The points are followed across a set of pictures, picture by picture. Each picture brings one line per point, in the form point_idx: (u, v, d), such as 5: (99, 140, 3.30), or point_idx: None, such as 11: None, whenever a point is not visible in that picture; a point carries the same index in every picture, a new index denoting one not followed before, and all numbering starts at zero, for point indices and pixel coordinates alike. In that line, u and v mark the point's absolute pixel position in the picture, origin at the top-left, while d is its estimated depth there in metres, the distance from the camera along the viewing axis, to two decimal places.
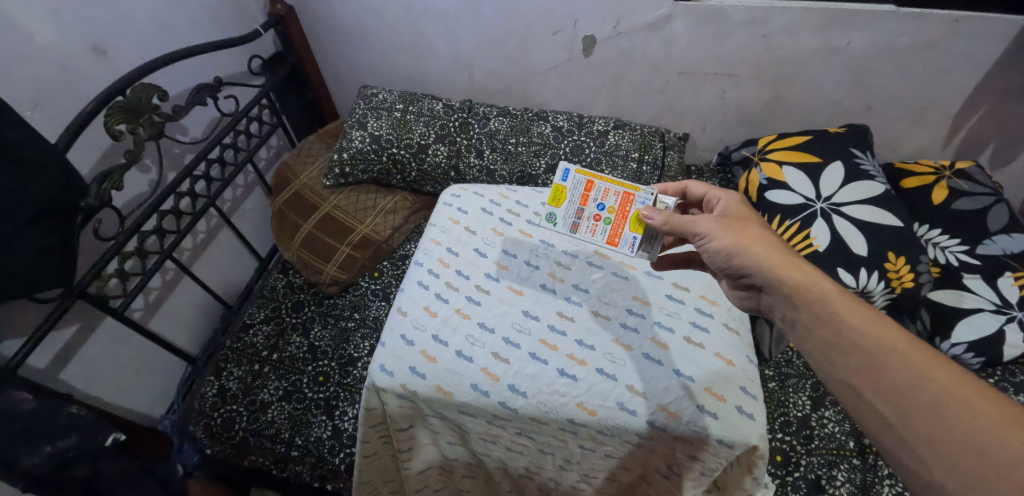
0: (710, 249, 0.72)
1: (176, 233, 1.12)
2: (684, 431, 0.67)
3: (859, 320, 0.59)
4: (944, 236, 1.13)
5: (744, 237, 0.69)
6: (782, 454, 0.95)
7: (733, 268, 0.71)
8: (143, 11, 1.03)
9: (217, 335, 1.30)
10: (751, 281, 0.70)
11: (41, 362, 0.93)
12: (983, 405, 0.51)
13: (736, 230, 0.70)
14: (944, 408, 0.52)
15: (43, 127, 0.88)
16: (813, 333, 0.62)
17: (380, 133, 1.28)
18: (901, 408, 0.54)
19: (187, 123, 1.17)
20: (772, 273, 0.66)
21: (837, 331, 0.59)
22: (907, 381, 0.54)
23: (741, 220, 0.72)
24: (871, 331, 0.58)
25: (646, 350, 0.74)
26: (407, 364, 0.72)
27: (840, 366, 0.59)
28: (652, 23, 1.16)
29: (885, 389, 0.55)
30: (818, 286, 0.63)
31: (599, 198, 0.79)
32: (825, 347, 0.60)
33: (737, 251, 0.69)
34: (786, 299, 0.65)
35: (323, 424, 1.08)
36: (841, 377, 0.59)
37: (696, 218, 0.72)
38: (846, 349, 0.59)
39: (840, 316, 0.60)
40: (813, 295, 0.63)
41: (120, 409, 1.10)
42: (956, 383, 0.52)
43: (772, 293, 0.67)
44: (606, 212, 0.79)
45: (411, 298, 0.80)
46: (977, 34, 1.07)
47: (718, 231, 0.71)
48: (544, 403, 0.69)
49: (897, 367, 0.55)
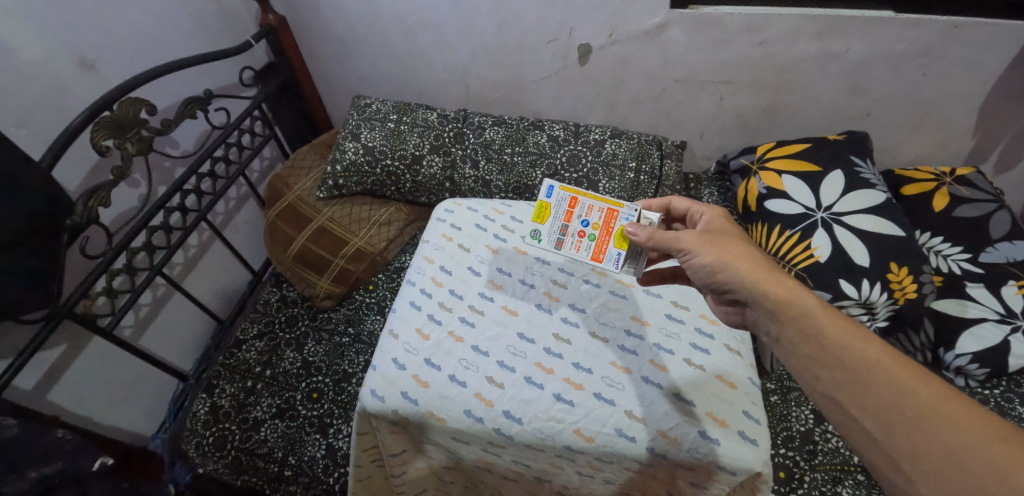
0: (694, 264, 0.69)
1: (166, 250, 1.10)
2: (686, 458, 0.65)
3: (842, 335, 0.57)
4: (947, 244, 1.11)
5: (728, 252, 0.67)
6: (785, 470, 0.93)
7: (718, 284, 0.68)
8: (131, 24, 1.01)
9: (210, 351, 1.29)
10: (737, 298, 0.66)
11: (27, 383, 0.91)
12: (969, 421, 0.48)
13: (719, 245, 0.67)
14: (929, 424, 0.49)
15: (28, 144, 0.86)
16: (798, 349, 0.60)
17: (374, 144, 1.26)
18: (886, 424, 0.51)
19: (177, 137, 1.15)
20: (756, 289, 0.63)
21: (820, 346, 0.58)
22: (891, 397, 0.52)
23: (724, 235, 0.69)
24: (854, 345, 0.56)
25: (645, 373, 0.72)
26: (399, 388, 0.70)
27: (825, 382, 0.56)
28: (648, 31, 1.15)
29: (869, 405, 0.53)
30: (803, 301, 0.61)
31: (583, 215, 0.78)
32: (809, 363, 0.58)
33: (720, 267, 0.67)
34: (771, 314, 0.62)
35: (317, 442, 1.05)
36: (825, 393, 0.56)
37: (678, 233, 0.70)
38: (830, 363, 0.56)
39: (824, 331, 0.58)
40: (798, 311, 0.60)
41: (111, 429, 1.08)
42: (941, 399, 0.50)
43: (758, 310, 0.64)
44: (589, 229, 0.77)
45: (404, 319, 0.78)
46: (977, 40, 1.06)
47: (700, 246, 0.68)
48: (540, 430, 0.67)
49: (879, 382, 0.53)
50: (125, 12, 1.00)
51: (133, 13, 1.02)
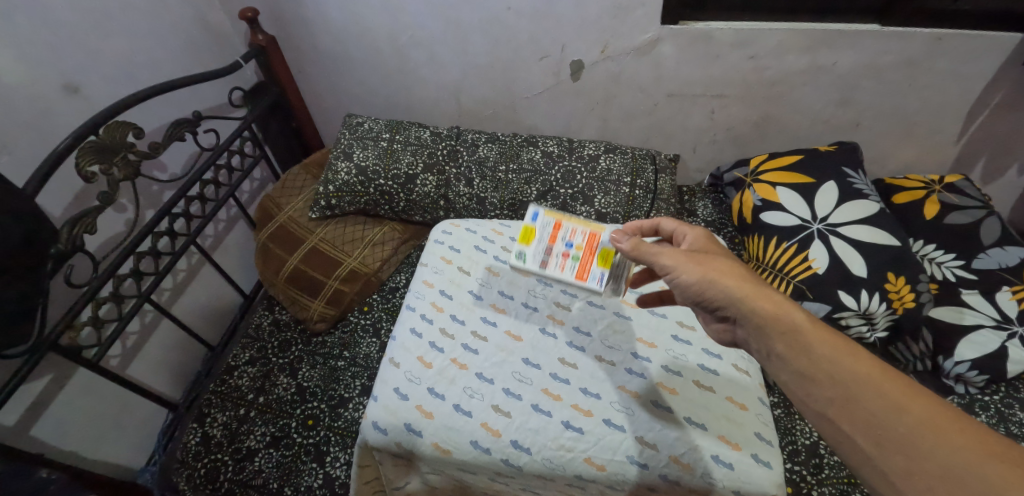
0: (679, 281, 0.67)
1: (154, 275, 1.06)
2: (700, 484, 0.64)
3: (833, 351, 0.56)
4: (940, 251, 1.13)
5: (713, 270, 0.66)
6: (793, 485, 0.92)
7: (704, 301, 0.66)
8: (117, 46, 1.00)
9: (201, 377, 1.25)
10: (726, 315, 0.65)
11: (9, 419, 0.87)
12: (960, 436, 0.48)
13: (704, 262, 0.66)
14: (920, 440, 0.49)
15: (10, 170, 0.84)
16: (788, 365, 0.58)
17: (367, 164, 1.25)
18: (878, 439, 0.51)
19: (164, 160, 1.13)
20: (742, 305, 0.62)
21: (812, 362, 0.56)
22: (882, 412, 0.51)
23: (707, 253, 0.68)
24: (844, 361, 0.55)
25: (654, 397, 0.71)
26: (402, 420, 0.69)
27: (819, 399, 0.55)
28: (640, 47, 1.16)
29: (861, 421, 0.52)
30: (791, 316, 0.59)
31: (567, 235, 0.77)
32: (800, 379, 0.57)
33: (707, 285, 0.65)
34: (758, 331, 0.61)
35: (314, 471, 1.02)
36: (818, 410, 0.55)
37: (661, 250, 0.68)
38: (820, 379, 0.55)
39: (815, 348, 0.57)
40: (787, 328, 0.59)
41: (97, 463, 1.03)
42: (931, 413, 0.50)
43: (747, 327, 0.63)
44: (572, 249, 0.76)
45: (404, 347, 0.76)
46: (960, 51, 1.08)
47: (685, 263, 0.66)
48: (549, 460, 0.66)
49: (872, 398, 0.52)
50: (111, 34, 0.98)
51: (120, 36, 1.00)
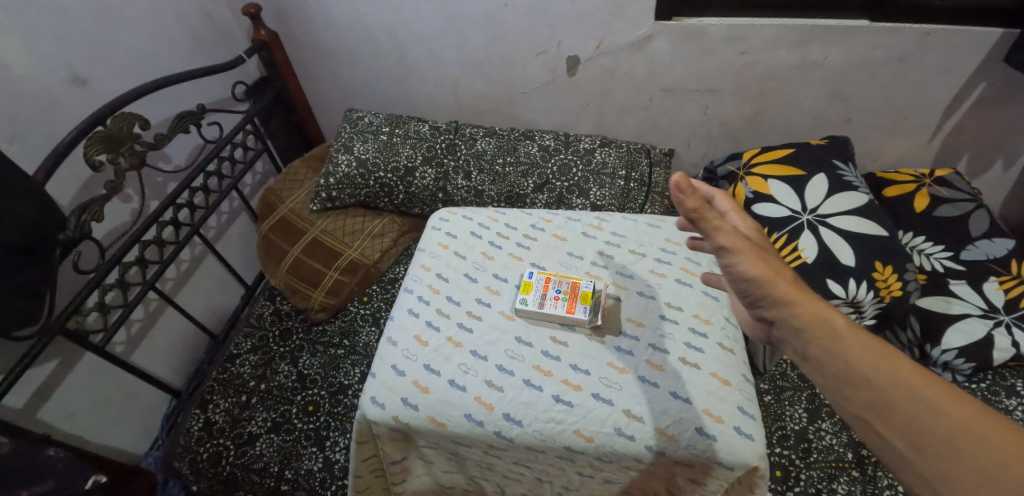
0: (735, 270, 0.54)
1: (159, 264, 1.09)
2: (684, 455, 0.66)
3: (866, 350, 0.47)
4: (929, 243, 1.14)
5: (770, 265, 0.54)
6: (782, 469, 0.94)
7: (742, 292, 0.55)
8: (124, 41, 1.02)
9: (204, 366, 1.27)
10: (760, 314, 0.54)
11: (17, 401, 0.89)
12: (1007, 442, 0.40)
13: (764, 258, 0.54)
14: (965, 447, 0.41)
15: (20, 159, 0.86)
16: (822, 370, 0.48)
17: (367, 157, 1.28)
18: (921, 447, 0.42)
19: (169, 151, 1.16)
20: (786, 303, 0.51)
21: (844, 363, 0.47)
22: (922, 420, 0.43)
23: (762, 247, 0.56)
24: (879, 361, 0.46)
25: (641, 373, 0.73)
26: (399, 395, 0.71)
27: (855, 402, 0.46)
28: (635, 42, 1.18)
29: (902, 428, 0.43)
30: (832, 318, 0.50)
31: (556, 284, 0.80)
32: (832, 382, 0.48)
33: (761, 281, 0.53)
34: (797, 331, 0.51)
35: (314, 455, 1.04)
36: (855, 415, 0.46)
37: (725, 225, 0.53)
38: (855, 382, 0.46)
39: (849, 349, 0.47)
40: (827, 331, 0.49)
41: (102, 447, 1.06)
42: (975, 419, 0.42)
43: (780, 326, 0.52)
44: (560, 294, 0.79)
45: (402, 327, 0.79)
46: (947, 46, 1.10)
47: (748, 254, 0.53)
48: (540, 432, 0.68)
49: (910, 402, 0.44)
50: (117, 28, 1.01)
51: (125, 30, 1.03)
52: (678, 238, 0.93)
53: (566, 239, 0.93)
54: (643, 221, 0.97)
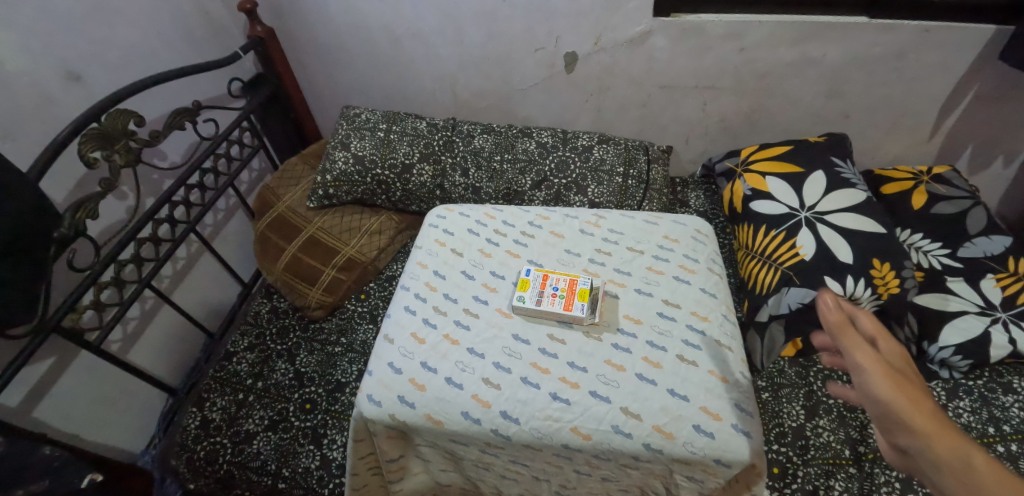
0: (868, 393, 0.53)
1: (155, 262, 1.08)
2: (682, 453, 0.66)
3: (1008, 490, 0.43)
4: (927, 240, 1.15)
5: (913, 399, 0.51)
6: (779, 466, 0.94)
7: (877, 419, 0.53)
8: (119, 37, 1.01)
9: (200, 364, 1.26)
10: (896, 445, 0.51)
11: (12, 400, 0.88)
12: None
13: (903, 387, 0.52)
14: None
15: (14, 156, 0.85)
16: None
17: (364, 154, 1.27)
18: None
19: (165, 148, 1.15)
20: (921, 435, 0.48)
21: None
22: None
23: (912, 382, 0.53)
24: None
25: (639, 371, 0.72)
26: (396, 392, 0.71)
27: None
28: (633, 38, 1.17)
29: None
30: (974, 457, 0.46)
31: (553, 281, 0.80)
32: None
33: (895, 411, 0.51)
34: (932, 465, 0.47)
35: (311, 453, 1.04)
36: None
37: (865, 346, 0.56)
38: None
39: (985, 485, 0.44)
40: (962, 469, 0.45)
41: (98, 446, 1.05)
42: None
43: (912, 457, 0.49)
44: (558, 291, 0.78)
45: (399, 324, 0.79)
46: (945, 43, 1.10)
47: (881, 379, 0.53)
48: (537, 430, 0.68)
49: None
50: (111, 23, 1.00)
51: (120, 25, 1.02)
52: (676, 235, 0.93)
53: (564, 236, 0.93)
54: (641, 218, 0.97)
